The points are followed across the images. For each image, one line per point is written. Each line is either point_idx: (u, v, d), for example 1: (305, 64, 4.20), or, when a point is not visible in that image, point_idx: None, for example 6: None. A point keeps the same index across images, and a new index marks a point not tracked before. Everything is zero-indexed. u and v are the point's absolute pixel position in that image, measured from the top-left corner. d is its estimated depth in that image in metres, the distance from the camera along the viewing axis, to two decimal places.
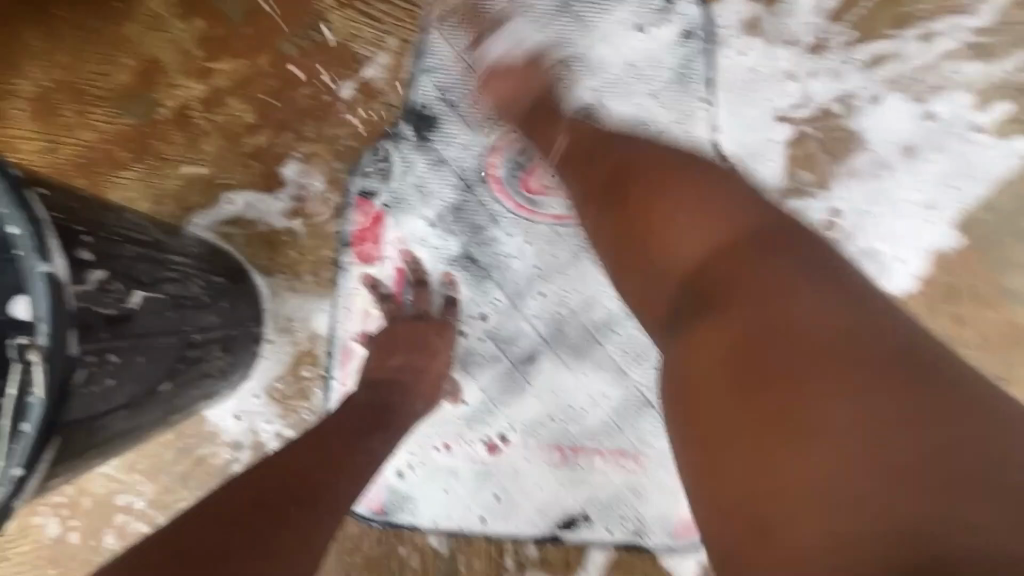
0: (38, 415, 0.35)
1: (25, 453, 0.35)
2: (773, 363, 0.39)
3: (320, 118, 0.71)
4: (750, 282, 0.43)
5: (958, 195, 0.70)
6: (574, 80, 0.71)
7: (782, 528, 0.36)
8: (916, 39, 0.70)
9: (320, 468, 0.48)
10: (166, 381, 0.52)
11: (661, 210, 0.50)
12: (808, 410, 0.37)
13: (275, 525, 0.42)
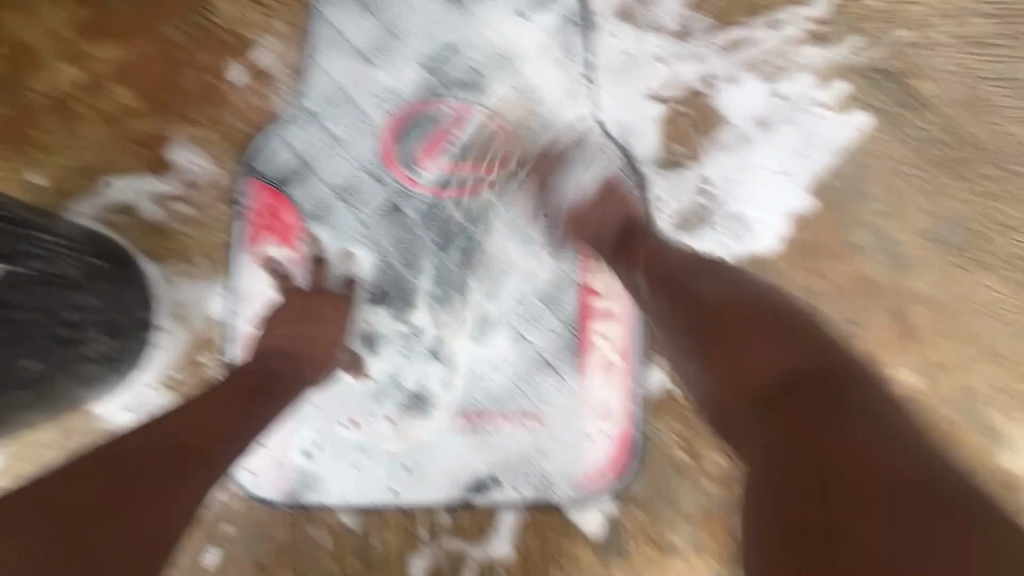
0: None
1: None
2: (839, 463, 0.42)
3: (207, 101, 0.70)
4: (775, 354, 0.50)
5: (809, 162, 0.78)
6: (463, 63, 0.75)
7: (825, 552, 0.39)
8: (763, 27, 0.78)
9: (209, 437, 0.52)
10: (28, 361, 0.59)
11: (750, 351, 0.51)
12: (854, 469, 0.42)
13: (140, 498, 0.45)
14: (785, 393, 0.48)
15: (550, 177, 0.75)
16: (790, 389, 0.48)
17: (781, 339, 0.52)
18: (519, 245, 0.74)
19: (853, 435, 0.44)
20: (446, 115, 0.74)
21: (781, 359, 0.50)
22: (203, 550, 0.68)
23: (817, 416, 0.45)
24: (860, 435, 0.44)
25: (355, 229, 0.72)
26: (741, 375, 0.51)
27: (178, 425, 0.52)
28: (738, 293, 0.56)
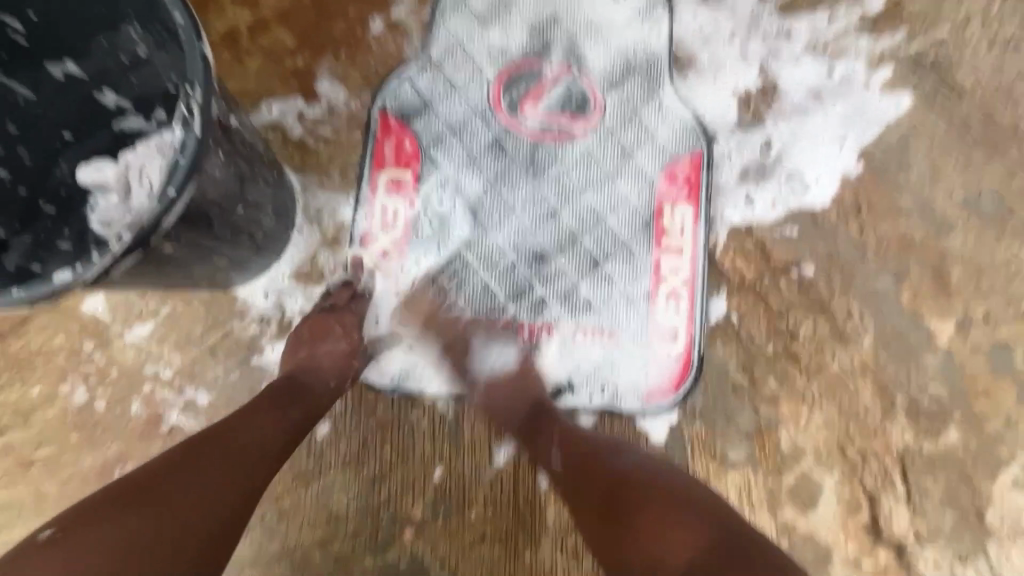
0: (193, 150, 0.46)
1: (179, 180, 0.46)
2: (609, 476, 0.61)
3: (352, 45, 0.84)
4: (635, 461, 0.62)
5: (858, 133, 0.89)
6: (564, 29, 0.87)
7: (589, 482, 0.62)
8: (820, 19, 0.91)
9: (298, 390, 0.68)
10: (239, 208, 0.60)
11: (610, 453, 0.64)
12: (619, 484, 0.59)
13: (263, 420, 0.62)
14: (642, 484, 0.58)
15: (632, 131, 0.86)
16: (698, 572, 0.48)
17: (666, 532, 0.52)
18: (603, 185, 0.85)
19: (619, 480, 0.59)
20: (548, 71, 0.86)
21: (695, 538, 0.51)
22: (317, 425, 0.77)
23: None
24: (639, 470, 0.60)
25: (464, 161, 0.84)
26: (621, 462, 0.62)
27: (240, 419, 0.61)
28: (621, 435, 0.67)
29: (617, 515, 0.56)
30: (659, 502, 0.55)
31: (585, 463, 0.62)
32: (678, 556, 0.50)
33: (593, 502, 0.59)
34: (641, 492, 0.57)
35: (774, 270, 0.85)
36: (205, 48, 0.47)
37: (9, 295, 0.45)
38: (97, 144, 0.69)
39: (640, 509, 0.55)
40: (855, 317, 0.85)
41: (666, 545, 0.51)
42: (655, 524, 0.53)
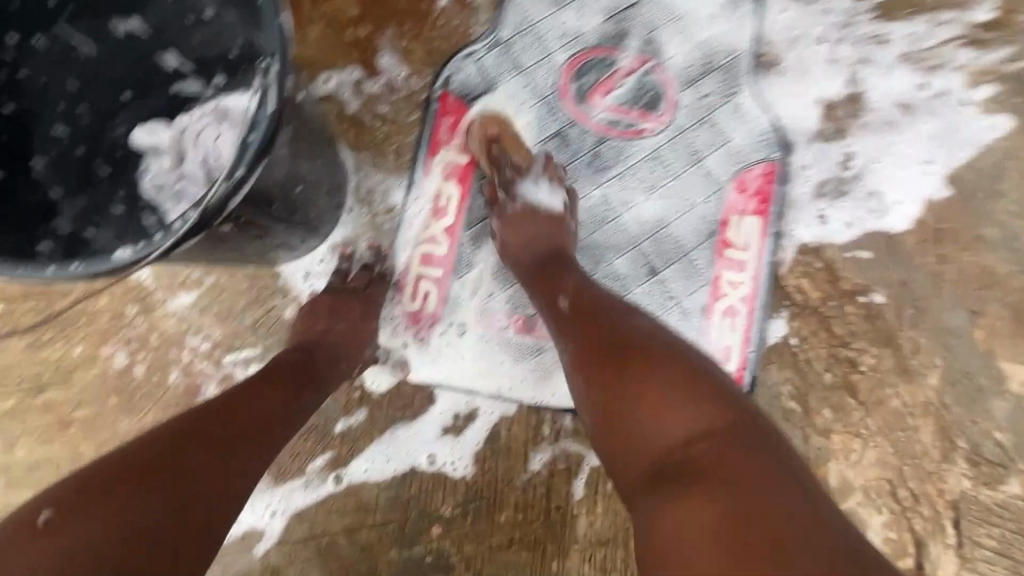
0: (264, 128, 0.44)
1: (250, 159, 0.44)
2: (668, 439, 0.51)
3: (417, 19, 0.80)
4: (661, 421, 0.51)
5: (947, 154, 0.83)
6: (641, 18, 0.81)
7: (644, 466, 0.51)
8: (920, 26, 0.84)
9: (309, 364, 0.63)
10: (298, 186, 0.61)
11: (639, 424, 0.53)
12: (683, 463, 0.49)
13: (270, 392, 0.58)
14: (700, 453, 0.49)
15: (703, 134, 0.81)
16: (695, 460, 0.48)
17: (679, 406, 0.51)
18: (666, 188, 0.80)
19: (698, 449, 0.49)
20: (621, 62, 0.81)
21: (762, 498, 0.45)
22: (352, 411, 0.75)
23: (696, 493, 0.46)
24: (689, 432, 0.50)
25: (523, 151, 0.80)
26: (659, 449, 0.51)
27: (250, 393, 0.57)
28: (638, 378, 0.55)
29: (622, 355, 0.56)
30: (659, 358, 0.55)
31: (594, 318, 0.61)
32: (681, 431, 0.50)
33: (606, 347, 0.58)
34: (654, 354, 0.56)
35: (841, 294, 0.80)
36: (285, 18, 0.45)
37: (69, 270, 0.44)
38: (148, 107, 0.67)
39: (644, 357, 0.55)
40: (923, 352, 0.79)
41: (674, 421, 0.51)
42: (661, 396, 0.52)
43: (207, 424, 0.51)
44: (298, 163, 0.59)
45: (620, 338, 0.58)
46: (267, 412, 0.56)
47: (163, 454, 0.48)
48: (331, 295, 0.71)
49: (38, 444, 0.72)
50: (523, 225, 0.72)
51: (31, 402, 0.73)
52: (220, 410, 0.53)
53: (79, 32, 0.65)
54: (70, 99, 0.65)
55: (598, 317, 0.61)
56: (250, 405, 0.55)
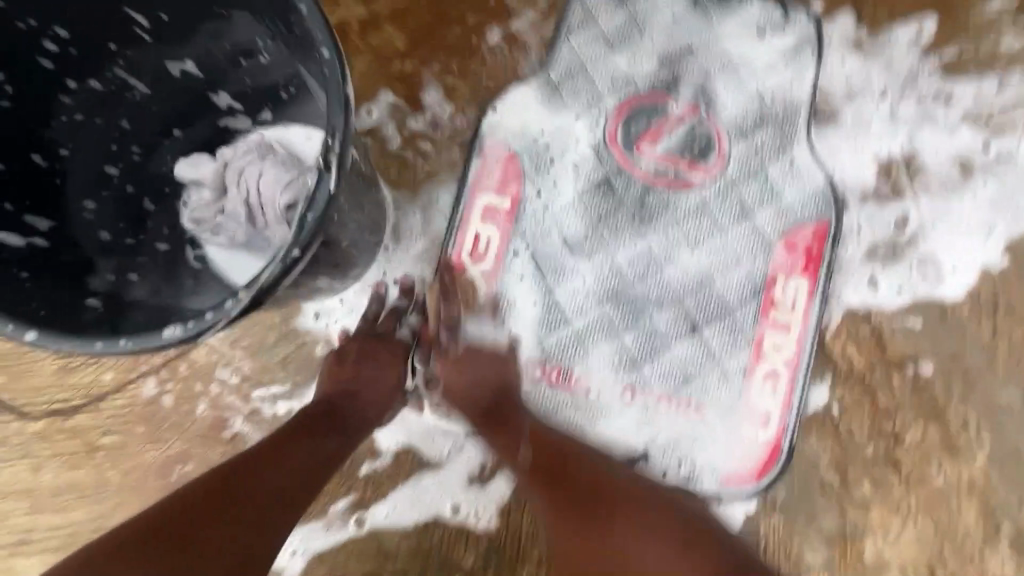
0: (320, 208, 0.45)
1: (304, 239, 0.45)
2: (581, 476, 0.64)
3: (466, 56, 0.78)
4: (612, 524, 0.59)
5: (1009, 222, 0.77)
6: (698, 63, 0.79)
7: (588, 529, 0.59)
8: (990, 85, 0.78)
9: (330, 415, 0.64)
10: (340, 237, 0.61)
11: (594, 530, 0.59)
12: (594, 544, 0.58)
13: (292, 447, 0.60)
14: None
15: (754, 188, 0.78)
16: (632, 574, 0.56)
17: (656, 545, 0.57)
18: (713, 243, 0.78)
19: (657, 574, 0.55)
20: (673, 109, 0.78)
21: (648, 555, 0.56)
22: (374, 455, 0.74)
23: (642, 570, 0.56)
24: (647, 551, 0.56)
25: (569, 196, 0.78)
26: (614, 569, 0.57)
27: (267, 453, 0.59)
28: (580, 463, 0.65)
29: (597, 513, 0.60)
30: (646, 525, 0.59)
31: (564, 462, 0.65)
32: (661, 544, 0.57)
33: (581, 501, 0.61)
34: (635, 512, 0.60)
35: (888, 363, 0.76)
36: (351, 91, 0.45)
37: (114, 346, 0.45)
38: (192, 137, 0.68)
39: (619, 526, 0.59)
40: (971, 429, 0.76)
41: (632, 544, 0.57)
42: (639, 522, 0.59)
43: (226, 485, 0.54)
44: (339, 214, 0.58)
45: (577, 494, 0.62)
46: (291, 466, 0.58)
47: (179, 520, 0.51)
48: (351, 338, 0.70)
49: (65, 468, 0.72)
50: (463, 372, 0.70)
51: (59, 426, 0.73)
52: (234, 478, 0.55)
53: (124, 69, 0.62)
54: (122, 140, 0.66)
55: (587, 476, 0.64)
56: (272, 459, 0.58)
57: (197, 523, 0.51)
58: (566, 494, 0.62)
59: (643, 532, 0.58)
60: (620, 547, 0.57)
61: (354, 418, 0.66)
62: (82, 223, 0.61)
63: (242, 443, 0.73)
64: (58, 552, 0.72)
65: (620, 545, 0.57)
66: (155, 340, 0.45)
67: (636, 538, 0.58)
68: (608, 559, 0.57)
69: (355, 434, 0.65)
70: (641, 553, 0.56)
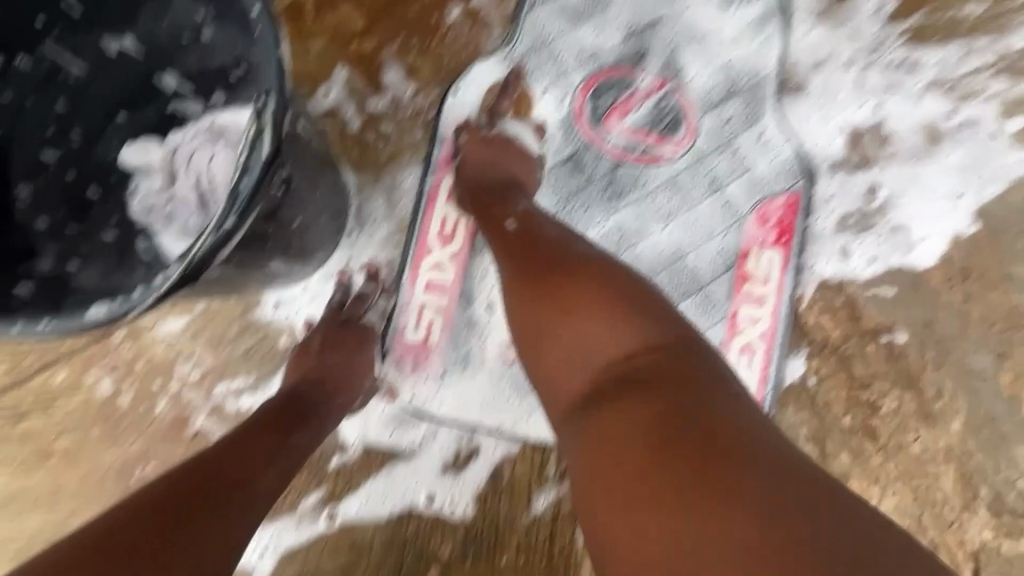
0: (257, 174, 0.43)
1: (239, 207, 0.43)
2: (565, 261, 0.55)
3: (426, 34, 0.76)
4: (588, 328, 0.50)
5: (977, 188, 0.77)
6: (664, 37, 0.77)
7: (542, 304, 0.54)
8: (955, 51, 0.78)
9: (297, 408, 0.61)
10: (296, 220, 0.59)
11: (568, 307, 0.52)
12: (565, 303, 0.52)
13: (259, 443, 0.55)
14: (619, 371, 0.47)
15: (724, 161, 0.77)
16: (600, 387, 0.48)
17: (608, 321, 0.50)
18: (684, 218, 0.77)
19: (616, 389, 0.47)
20: (639, 83, 0.77)
21: (614, 341, 0.49)
22: (343, 447, 0.71)
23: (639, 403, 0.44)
24: (595, 359, 0.49)
25: (538, 175, 0.76)
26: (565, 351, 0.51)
27: (232, 452, 0.53)
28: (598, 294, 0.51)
29: (554, 313, 0.52)
30: (604, 301, 0.51)
31: (540, 286, 0.54)
32: (603, 339, 0.49)
33: (550, 280, 0.54)
34: (590, 286, 0.52)
35: (862, 332, 0.76)
36: (284, 52, 0.44)
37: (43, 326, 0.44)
38: (139, 122, 0.64)
39: (575, 307, 0.51)
40: (946, 396, 0.76)
41: (593, 344, 0.49)
42: (580, 308, 0.51)
43: (192, 483, 0.49)
44: (292, 195, 0.56)
45: (553, 283, 0.53)
46: (257, 462, 0.54)
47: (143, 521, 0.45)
48: (317, 329, 0.68)
49: (18, 474, 0.69)
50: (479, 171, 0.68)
51: (10, 430, 0.69)
52: (199, 477, 0.50)
53: (59, 48, 0.61)
54: (60, 123, 0.62)
55: (552, 266, 0.55)
56: (237, 458, 0.53)
57: (164, 520, 0.45)
58: (544, 295, 0.54)
59: (599, 319, 0.50)
60: (590, 343, 0.50)
61: (319, 414, 0.62)
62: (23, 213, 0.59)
63: (205, 441, 0.70)
64: (14, 562, 0.68)
65: (583, 325, 0.50)
66: (86, 318, 0.45)
67: (587, 359, 0.49)
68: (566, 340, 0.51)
69: (320, 430, 0.62)
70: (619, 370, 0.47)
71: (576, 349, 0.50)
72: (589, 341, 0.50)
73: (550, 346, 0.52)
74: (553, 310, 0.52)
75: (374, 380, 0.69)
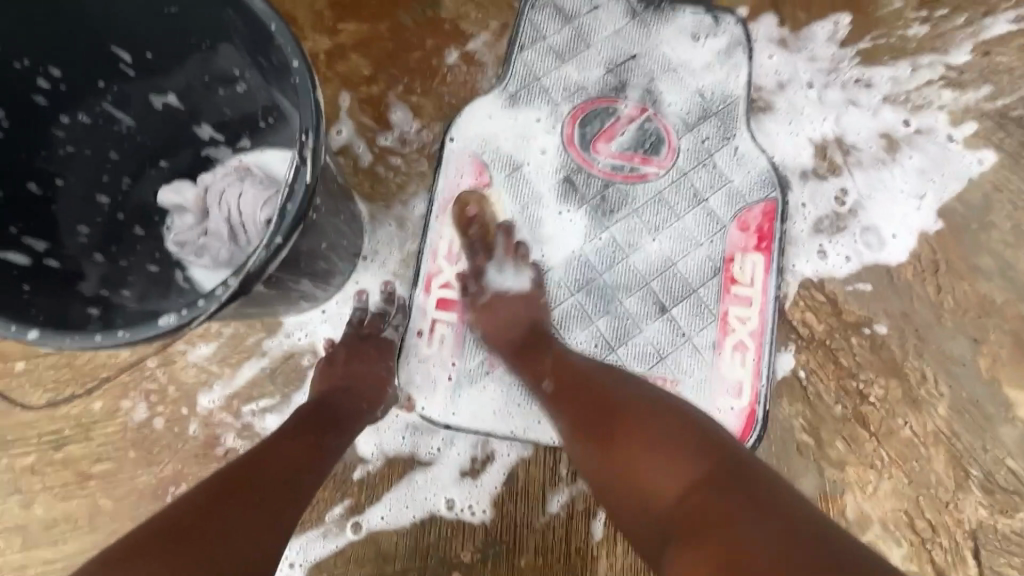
0: (301, 198, 0.48)
1: (286, 227, 0.48)
2: (659, 477, 0.56)
3: (427, 76, 0.84)
4: (655, 461, 0.56)
5: (938, 189, 0.84)
6: (641, 69, 0.86)
7: (659, 529, 0.54)
8: (904, 68, 0.87)
9: (327, 416, 0.65)
10: (321, 244, 0.65)
11: (643, 467, 0.57)
12: (705, 515, 0.50)
13: (295, 444, 0.60)
14: (689, 510, 0.52)
15: (704, 175, 0.84)
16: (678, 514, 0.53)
17: (669, 458, 0.56)
18: (672, 228, 0.83)
19: (720, 571, 0.46)
20: (622, 111, 0.85)
21: (672, 482, 0.55)
22: (366, 460, 0.75)
23: (695, 541, 0.50)
24: (671, 486, 0.54)
25: (535, 197, 0.83)
26: (650, 501, 0.56)
27: (272, 454, 0.58)
28: (638, 394, 0.64)
29: (620, 454, 0.59)
30: (678, 441, 0.57)
31: (603, 414, 0.62)
32: (669, 487, 0.55)
33: (592, 420, 0.63)
34: (641, 422, 0.60)
35: (845, 326, 0.82)
36: (320, 95, 0.49)
37: (113, 337, 0.47)
38: (177, 167, 0.73)
39: (640, 432, 0.59)
40: (929, 382, 0.81)
41: (656, 473, 0.56)
42: (664, 445, 0.57)
43: (237, 483, 0.54)
44: (318, 222, 0.62)
45: (625, 424, 0.60)
46: (296, 463, 0.59)
47: (194, 517, 0.50)
48: (338, 345, 0.74)
49: (58, 500, 0.73)
50: (495, 308, 0.75)
51: (50, 458, 0.73)
52: (244, 477, 0.55)
53: (110, 103, 0.67)
54: (111, 169, 0.70)
55: (605, 401, 0.64)
56: (278, 459, 0.58)
57: (216, 515, 0.50)
58: (634, 491, 0.57)
59: (757, 559, 0.45)
60: (675, 490, 0.54)
61: (347, 421, 0.66)
62: (77, 245, 0.64)
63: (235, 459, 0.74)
64: None
65: (693, 523, 0.51)
66: (153, 330, 0.47)
67: (713, 552, 0.48)
68: (689, 528, 0.51)
69: (347, 434, 0.66)
70: (724, 573, 0.46)
71: (720, 565, 0.47)
72: (653, 478, 0.56)
73: (634, 499, 0.57)
74: (652, 498, 0.56)
75: (395, 389, 0.74)
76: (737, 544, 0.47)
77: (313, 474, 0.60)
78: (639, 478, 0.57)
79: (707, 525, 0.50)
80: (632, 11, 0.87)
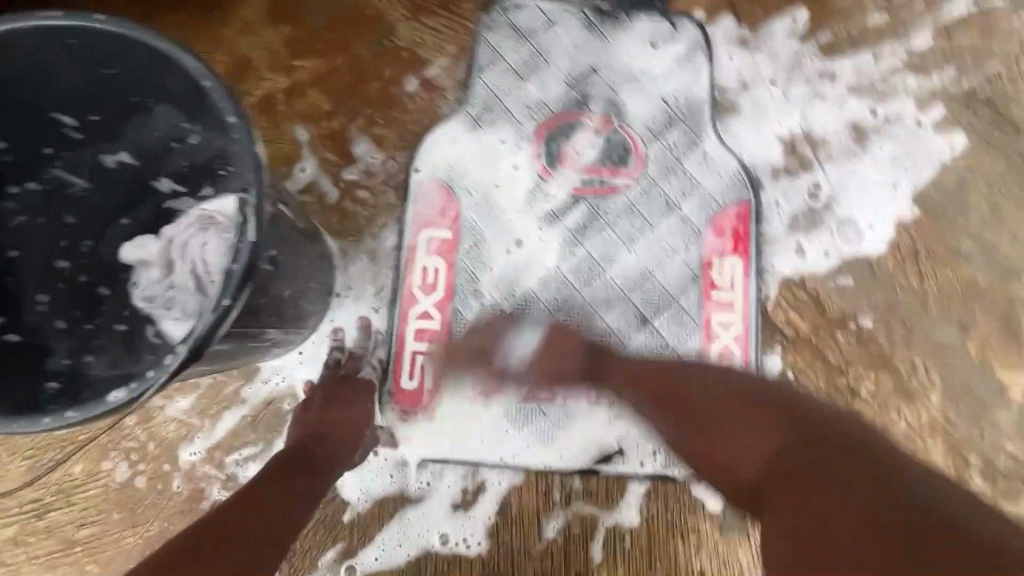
0: (246, 255, 0.48)
1: (234, 288, 0.48)
2: (740, 440, 0.53)
3: (388, 105, 0.83)
4: (731, 426, 0.55)
5: (911, 175, 0.83)
6: (602, 82, 0.85)
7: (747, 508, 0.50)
8: (867, 57, 0.86)
9: (306, 458, 0.64)
10: (285, 291, 0.64)
11: (723, 431, 0.55)
12: (791, 474, 0.47)
13: (272, 490, 0.60)
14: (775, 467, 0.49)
15: (675, 182, 0.84)
16: (778, 467, 0.48)
17: (754, 426, 0.53)
18: (647, 239, 0.82)
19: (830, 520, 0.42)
20: (586, 125, 0.84)
21: (760, 441, 0.51)
22: (356, 501, 0.74)
23: (788, 503, 0.46)
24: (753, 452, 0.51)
25: (506, 220, 0.82)
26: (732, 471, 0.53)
27: (249, 501, 0.58)
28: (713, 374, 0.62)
29: (710, 420, 0.56)
30: (745, 411, 0.55)
31: (670, 385, 0.62)
32: (752, 451, 0.51)
33: (661, 391, 0.62)
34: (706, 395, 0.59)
35: (831, 323, 0.81)
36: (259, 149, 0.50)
37: (62, 418, 0.47)
38: (139, 221, 0.71)
39: (726, 418, 0.56)
40: (920, 371, 0.79)
41: (738, 438, 0.53)
42: (737, 415, 0.55)
43: (209, 534, 0.53)
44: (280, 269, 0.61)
45: (688, 396, 0.60)
46: (273, 509, 0.58)
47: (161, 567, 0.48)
48: (316, 387, 0.72)
49: (44, 569, 0.71)
50: (545, 347, 0.73)
51: (33, 527, 0.72)
52: (217, 526, 0.54)
53: (62, 169, 0.66)
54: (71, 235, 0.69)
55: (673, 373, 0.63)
56: (253, 507, 0.57)
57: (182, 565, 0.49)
58: (709, 443, 0.55)
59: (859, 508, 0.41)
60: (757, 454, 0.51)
61: (326, 465, 0.66)
62: (37, 319, 0.63)
63: None
64: None
65: (794, 487, 0.46)
66: (102, 408, 0.46)
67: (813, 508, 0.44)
68: (787, 490, 0.46)
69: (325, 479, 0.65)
70: (829, 526, 0.41)
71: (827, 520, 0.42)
72: (736, 441, 0.53)
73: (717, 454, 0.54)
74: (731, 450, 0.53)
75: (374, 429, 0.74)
76: (850, 471, 0.44)
77: (290, 520, 0.58)
78: (715, 438, 0.55)
79: (805, 484, 0.45)
80: (588, 23, 0.87)
